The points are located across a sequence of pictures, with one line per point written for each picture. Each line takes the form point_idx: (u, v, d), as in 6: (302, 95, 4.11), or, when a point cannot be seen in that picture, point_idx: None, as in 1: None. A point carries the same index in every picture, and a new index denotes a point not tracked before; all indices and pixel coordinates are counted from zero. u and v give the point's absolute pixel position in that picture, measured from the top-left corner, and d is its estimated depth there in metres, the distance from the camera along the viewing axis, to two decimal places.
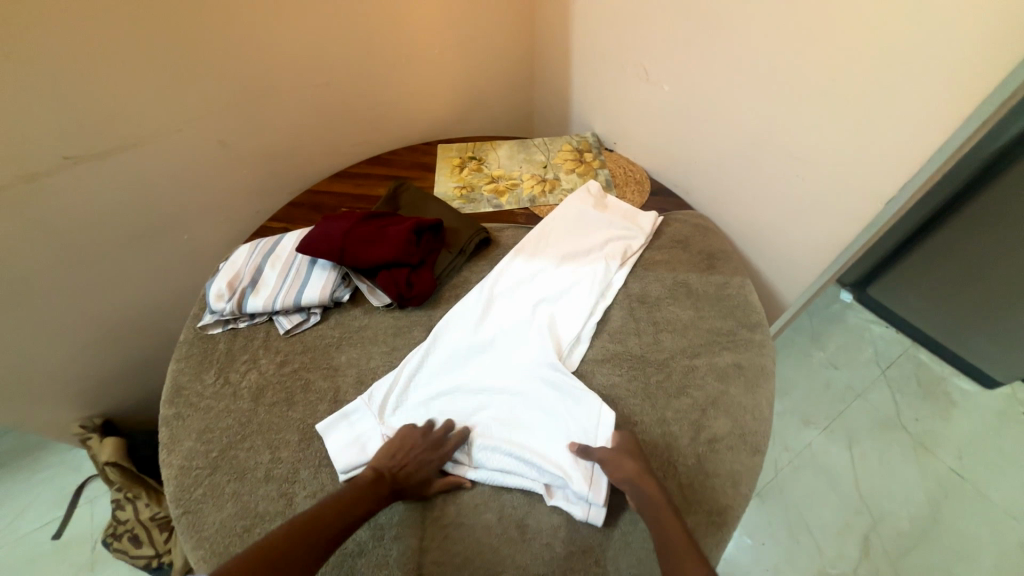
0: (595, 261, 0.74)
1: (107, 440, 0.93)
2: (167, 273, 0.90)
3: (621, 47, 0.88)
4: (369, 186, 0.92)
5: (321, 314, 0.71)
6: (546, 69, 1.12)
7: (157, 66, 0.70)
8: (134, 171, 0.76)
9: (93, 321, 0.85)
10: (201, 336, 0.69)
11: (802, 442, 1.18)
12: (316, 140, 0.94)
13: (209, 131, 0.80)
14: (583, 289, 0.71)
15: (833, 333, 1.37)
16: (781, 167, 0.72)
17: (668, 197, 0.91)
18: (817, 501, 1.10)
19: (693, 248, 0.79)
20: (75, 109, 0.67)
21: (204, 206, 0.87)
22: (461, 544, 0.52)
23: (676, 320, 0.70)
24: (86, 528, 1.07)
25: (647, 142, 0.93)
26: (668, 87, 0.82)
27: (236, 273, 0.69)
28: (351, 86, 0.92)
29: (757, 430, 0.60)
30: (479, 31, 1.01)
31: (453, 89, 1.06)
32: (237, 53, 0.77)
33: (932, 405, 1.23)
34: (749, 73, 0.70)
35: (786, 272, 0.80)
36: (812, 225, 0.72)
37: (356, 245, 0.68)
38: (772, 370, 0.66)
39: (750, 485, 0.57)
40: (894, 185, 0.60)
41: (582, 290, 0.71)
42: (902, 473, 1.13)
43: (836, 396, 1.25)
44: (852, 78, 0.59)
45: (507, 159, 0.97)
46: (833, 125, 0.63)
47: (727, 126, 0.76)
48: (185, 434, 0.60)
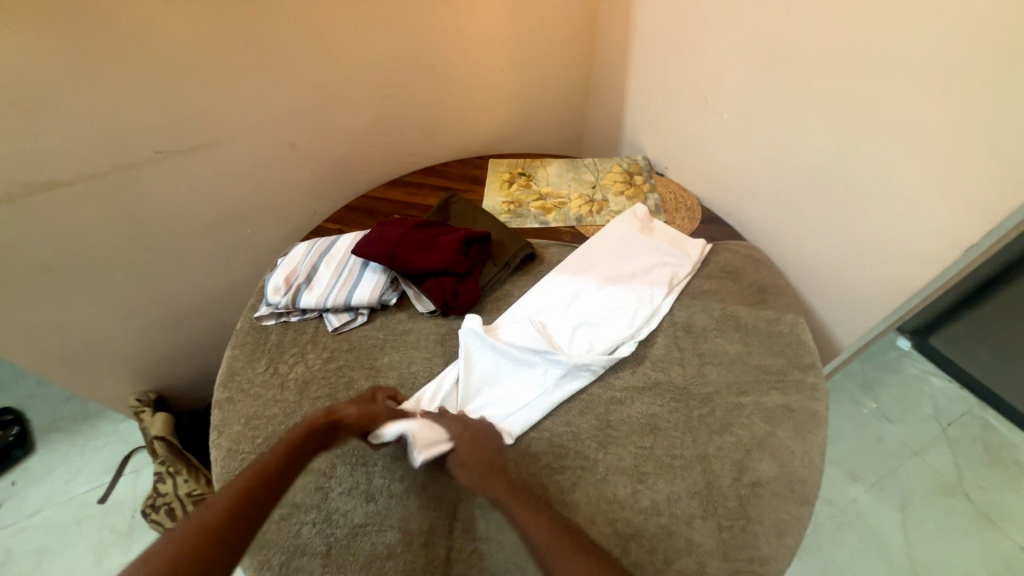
0: (640, 287, 0.73)
1: (158, 415, 0.99)
2: (229, 264, 0.96)
3: (680, 74, 0.88)
4: (421, 195, 0.95)
5: (368, 315, 0.73)
6: (602, 91, 1.13)
7: (243, 73, 0.77)
8: (212, 167, 0.82)
9: (159, 303, 0.92)
10: (255, 327, 0.72)
11: (846, 496, 1.10)
12: (376, 148, 0.99)
13: (281, 134, 0.86)
14: (626, 313, 0.70)
15: (889, 382, 1.27)
16: (844, 203, 0.69)
17: (720, 225, 0.89)
18: (860, 563, 1.01)
19: (744, 280, 0.77)
20: (171, 109, 0.74)
21: (268, 204, 0.93)
22: (488, 560, 0.51)
23: (723, 353, 0.68)
24: (129, 496, 1.13)
25: (701, 169, 0.91)
26: (728, 116, 0.81)
27: (293, 269, 0.73)
28: (414, 99, 0.96)
29: (806, 478, 0.57)
30: (539, 52, 1.04)
31: (509, 106, 1.09)
32: (314, 64, 0.82)
33: (1000, 473, 1.12)
34: (815, 107, 0.68)
35: (843, 314, 0.76)
36: (876, 266, 0.68)
37: (407, 251, 0.70)
38: (825, 415, 0.63)
39: (796, 537, 0.53)
40: (973, 231, 0.57)
41: (624, 314, 0.70)
42: (961, 545, 1.03)
43: (888, 450, 1.16)
44: (929, 118, 0.57)
45: (556, 177, 0.98)
46: (905, 165, 0.61)
47: (788, 157, 0.74)
48: (235, 418, 0.63)
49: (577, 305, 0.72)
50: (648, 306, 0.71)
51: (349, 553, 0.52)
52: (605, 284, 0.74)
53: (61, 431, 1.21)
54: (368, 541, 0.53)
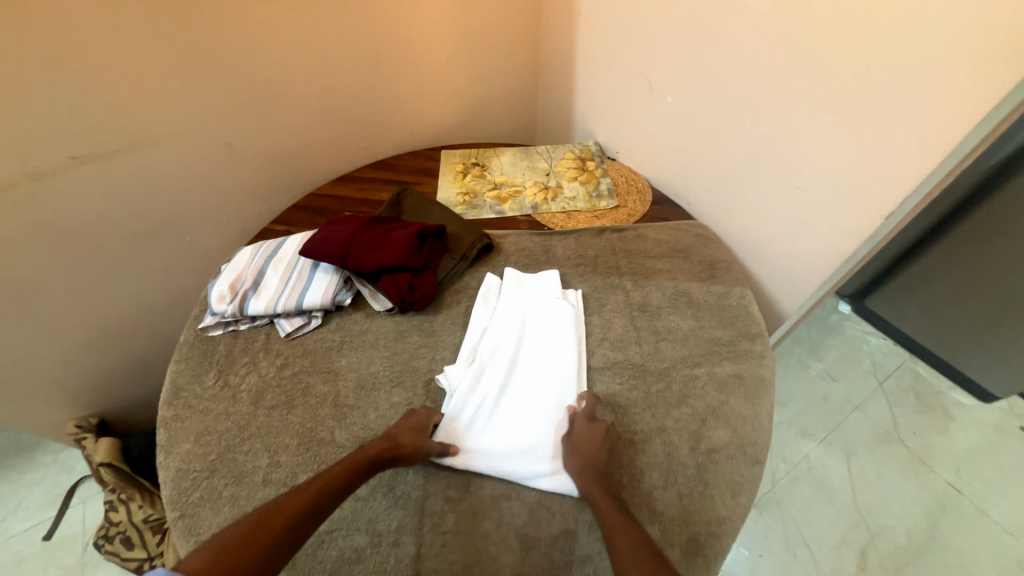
0: (564, 312, 0.70)
1: (102, 440, 0.93)
2: (168, 274, 0.90)
3: (625, 58, 0.89)
4: (371, 190, 0.93)
5: (322, 318, 0.71)
6: (550, 77, 1.13)
7: (166, 69, 0.71)
8: (139, 171, 0.76)
9: (90, 322, 0.85)
10: (201, 338, 0.68)
11: (799, 454, 1.18)
12: (320, 143, 0.95)
13: (215, 133, 0.81)
14: (563, 338, 0.67)
15: (832, 344, 1.37)
16: (782, 179, 0.73)
17: (670, 206, 0.91)
18: (815, 514, 1.09)
19: (694, 257, 0.80)
20: (81, 109, 0.67)
21: (206, 208, 0.87)
22: (459, 552, 0.51)
23: (677, 329, 0.70)
24: (77, 529, 1.06)
25: (649, 153, 0.93)
26: (672, 98, 0.83)
27: (238, 275, 0.69)
28: (357, 91, 0.93)
29: (757, 440, 0.60)
30: (485, 40, 1.02)
31: (458, 96, 1.07)
32: (245, 56, 0.77)
33: (930, 419, 1.23)
34: (750, 88, 0.71)
35: (785, 283, 0.81)
36: (813, 237, 0.72)
37: (358, 249, 0.68)
38: (773, 380, 0.66)
39: (750, 496, 0.57)
40: (894, 200, 0.61)
41: (563, 339, 0.67)
42: (900, 488, 1.13)
43: (834, 407, 1.25)
44: (853, 94, 0.60)
45: (510, 166, 0.97)
46: (837, 141, 0.64)
47: (729, 137, 0.77)
48: (183, 436, 0.60)
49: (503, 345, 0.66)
50: (575, 325, 0.69)
51: (316, 561, 0.50)
52: (527, 315, 0.70)
53: None
54: (335, 547, 0.51)
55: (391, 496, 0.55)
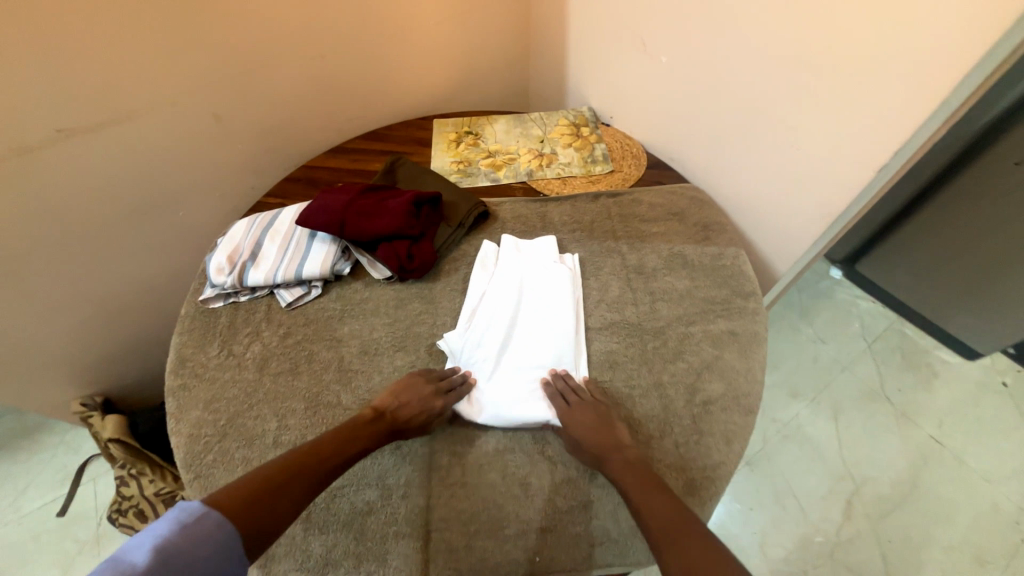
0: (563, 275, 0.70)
1: (108, 418, 0.94)
2: (163, 251, 0.90)
3: (619, 18, 0.87)
4: (364, 160, 0.92)
5: (322, 287, 0.71)
6: (542, 42, 1.10)
7: (147, 36, 0.69)
8: (127, 144, 0.75)
9: (88, 301, 0.85)
10: (202, 310, 0.69)
11: (790, 413, 1.22)
12: (310, 114, 0.93)
13: (201, 105, 0.79)
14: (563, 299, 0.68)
15: (823, 308, 1.40)
16: (776, 139, 0.73)
17: (665, 170, 0.91)
18: (805, 469, 1.14)
19: (689, 220, 0.80)
20: (61, 80, 0.65)
21: (197, 182, 0.86)
22: (466, 502, 0.54)
23: (673, 289, 0.72)
24: (90, 504, 1.09)
25: (643, 116, 0.93)
26: (666, 59, 0.82)
27: (236, 247, 0.69)
28: (345, 58, 0.91)
29: (750, 391, 0.62)
30: (475, 2, 0.99)
31: (449, 63, 1.05)
32: (228, 22, 0.75)
33: (915, 376, 1.27)
34: (744, 46, 0.70)
35: (779, 244, 0.82)
36: (806, 196, 0.73)
37: (355, 218, 0.68)
38: (765, 335, 0.68)
39: (743, 443, 0.59)
40: (885, 155, 0.61)
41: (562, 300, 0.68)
42: (886, 442, 1.17)
43: (824, 368, 1.29)
44: (846, 47, 0.59)
45: (504, 133, 0.96)
46: (831, 97, 0.64)
47: (724, 97, 0.76)
48: (193, 403, 0.61)
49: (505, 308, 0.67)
50: (571, 287, 0.69)
51: (330, 514, 0.53)
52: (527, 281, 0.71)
53: None
54: (347, 500, 0.54)
55: (398, 454, 0.57)
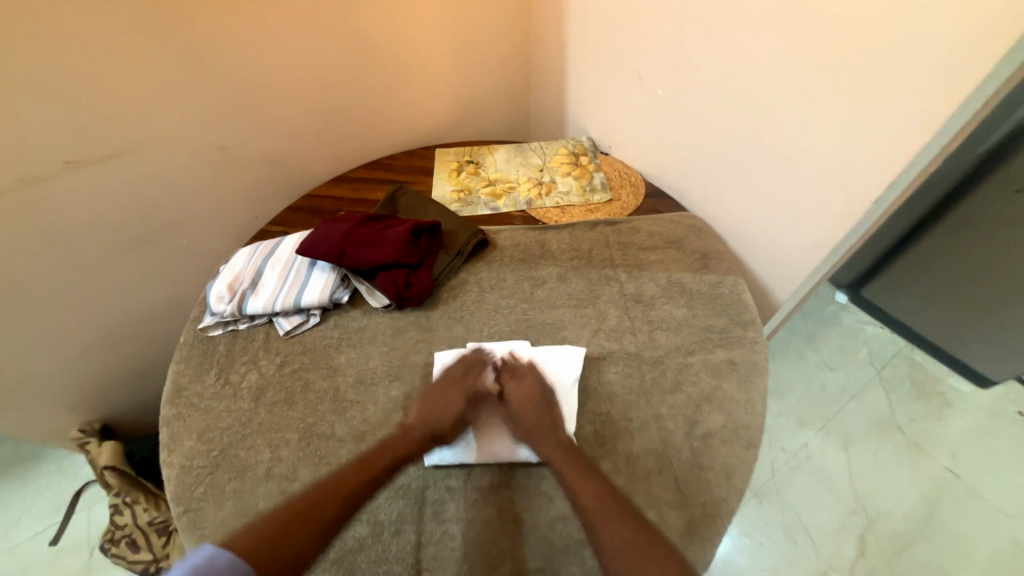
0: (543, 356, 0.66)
1: (105, 444, 0.94)
2: (167, 277, 0.91)
3: (615, 52, 0.90)
4: (367, 189, 0.93)
5: (320, 316, 0.72)
6: (542, 75, 1.14)
7: (158, 72, 0.72)
8: (135, 174, 0.77)
9: (92, 325, 0.86)
10: (201, 338, 0.69)
11: (798, 443, 1.19)
12: (315, 144, 0.96)
13: (209, 136, 0.82)
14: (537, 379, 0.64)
15: (829, 334, 1.38)
16: (771, 167, 0.74)
17: (663, 199, 0.92)
18: (815, 502, 1.10)
19: (687, 248, 0.81)
20: (78, 112, 0.68)
21: (203, 210, 0.88)
22: (458, 539, 0.52)
23: (671, 318, 0.71)
24: (83, 533, 1.07)
25: (641, 146, 0.94)
26: (661, 91, 0.84)
27: (237, 276, 0.70)
28: (350, 92, 0.94)
29: (751, 424, 0.61)
30: (477, 38, 1.03)
31: (451, 95, 1.08)
32: (237, 59, 0.78)
33: (927, 406, 1.24)
34: (737, 79, 0.72)
35: (779, 272, 0.81)
36: (803, 224, 0.73)
37: (354, 247, 0.69)
38: (766, 366, 0.67)
39: (744, 479, 0.57)
40: (880, 184, 0.62)
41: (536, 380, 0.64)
42: (898, 474, 1.14)
43: (831, 397, 1.26)
44: (835, 82, 0.61)
45: (504, 163, 0.98)
46: (824, 128, 0.65)
47: (719, 126, 0.78)
48: (186, 434, 0.61)
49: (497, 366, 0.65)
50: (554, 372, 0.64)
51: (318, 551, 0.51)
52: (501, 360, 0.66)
53: None
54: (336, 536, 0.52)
55: (390, 488, 0.56)
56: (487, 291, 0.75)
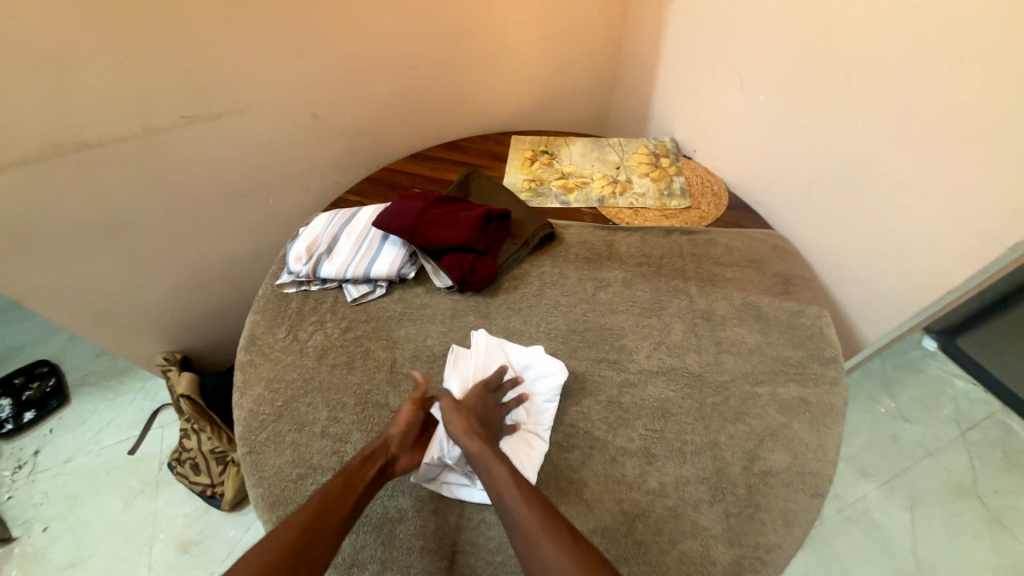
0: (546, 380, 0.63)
1: (183, 375, 1.02)
2: (251, 231, 0.97)
3: (717, 51, 0.84)
4: (442, 169, 0.95)
5: (386, 288, 0.74)
6: (631, 67, 1.09)
7: (270, 40, 0.77)
8: (237, 134, 0.83)
9: (183, 267, 0.94)
10: (276, 294, 0.74)
11: (856, 493, 1.09)
12: (397, 120, 0.97)
13: (305, 104, 0.86)
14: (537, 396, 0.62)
15: (909, 382, 1.24)
16: (882, 196, 0.66)
17: (747, 213, 0.86)
18: (865, 560, 1.01)
19: (769, 269, 0.75)
20: (196, 72, 0.74)
21: (290, 173, 0.93)
22: (495, 529, 0.53)
23: (741, 342, 0.67)
24: (155, 449, 1.19)
25: (730, 153, 0.88)
26: (764, 97, 0.78)
27: (315, 239, 0.73)
28: (437, 72, 0.95)
29: (818, 470, 0.56)
30: (568, 27, 1.01)
31: (534, 81, 1.06)
32: (340, 31, 0.81)
33: (1019, 480, 1.09)
34: (858, 93, 0.65)
35: (871, 310, 0.74)
36: (910, 261, 0.66)
37: (427, 226, 0.70)
38: (844, 411, 0.62)
39: (804, 528, 0.53)
40: (1020, 229, 0.54)
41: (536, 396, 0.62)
42: (971, 549, 1.02)
43: (903, 451, 1.14)
44: (979, 109, 0.54)
45: (580, 156, 0.96)
46: (959, 159, 0.57)
47: (826, 143, 0.71)
48: (256, 380, 0.65)
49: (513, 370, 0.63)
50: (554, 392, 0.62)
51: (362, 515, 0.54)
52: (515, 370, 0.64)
53: (92, 386, 1.27)
54: (381, 504, 0.55)
55: (424, 478, 0.56)
56: (549, 286, 0.74)
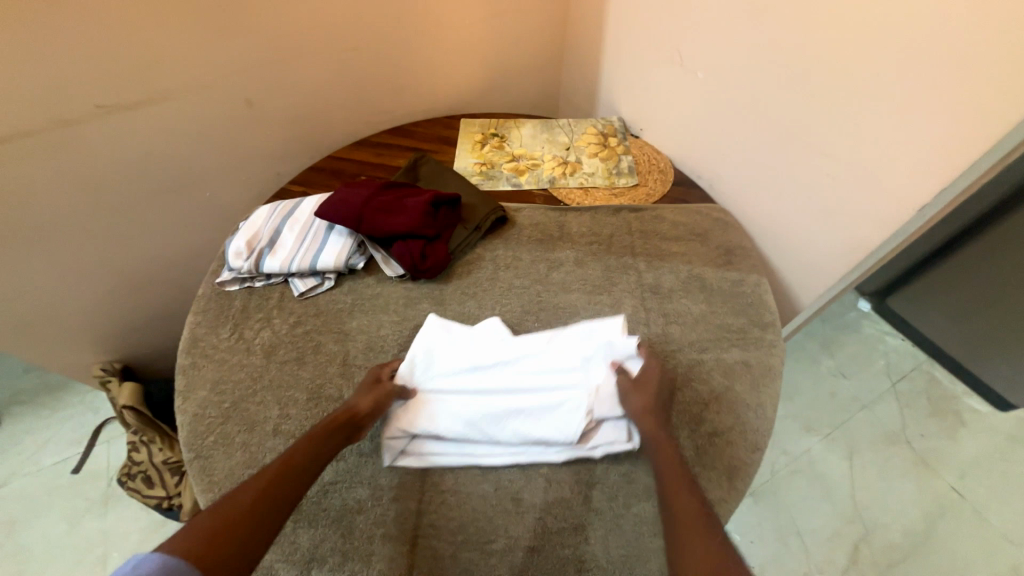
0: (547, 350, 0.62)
1: (125, 385, 0.97)
2: (188, 228, 0.92)
3: (658, 28, 0.85)
4: (389, 155, 0.92)
5: (335, 279, 0.72)
6: (577, 47, 1.09)
7: (190, 21, 0.71)
8: (163, 124, 0.77)
9: (115, 271, 0.88)
10: (218, 292, 0.70)
11: (801, 447, 1.17)
12: (339, 105, 0.94)
13: (237, 90, 0.81)
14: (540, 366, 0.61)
15: (846, 342, 1.33)
16: (813, 167, 0.70)
17: (692, 189, 0.89)
18: (810, 507, 1.10)
19: (712, 242, 0.78)
20: (108, 57, 0.68)
21: (226, 165, 0.88)
22: (455, 510, 0.53)
23: (688, 312, 0.70)
24: (101, 465, 1.12)
25: (674, 130, 0.90)
26: (703, 75, 0.80)
27: (255, 233, 0.70)
28: (378, 54, 0.91)
29: (759, 427, 0.60)
30: (512, 6, 0.99)
31: (481, 63, 1.04)
32: (269, 11, 0.77)
33: (939, 424, 1.21)
34: (789, 68, 0.68)
35: (805, 275, 0.78)
36: (837, 228, 0.70)
37: (373, 214, 0.68)
38: (781, 370, 0.66)
39: (746, 482, 0.57)
40: (929, 192, 0.58)
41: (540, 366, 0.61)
42: (900, 488, 1.12)
43: (841, 405, 1.23)
44: (892, 80, 0.57)
45: (530, 138, 0.95)
46: (877, 128, 0.61)
47: (761, 116, 0.74)
48: (200, 383, 0.62)
49: (478, 339, 0.64)
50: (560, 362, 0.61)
51: (319, 509, 0.53)
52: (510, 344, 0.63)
53: (22, 405, 1.17)
54: (338, 496, 0.54)
55: (396, 453, 0.56)
56: (502, 269, 0.74)
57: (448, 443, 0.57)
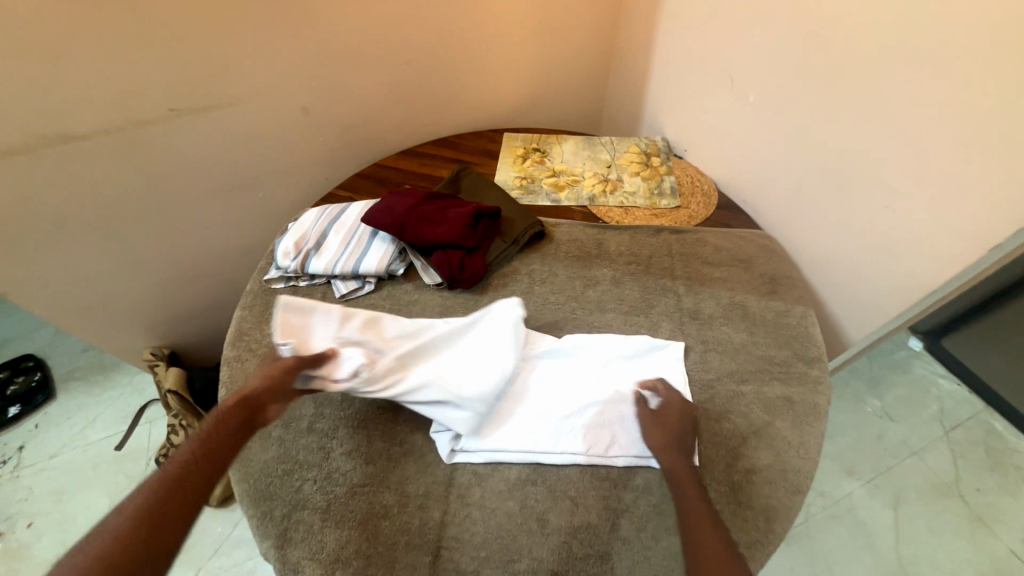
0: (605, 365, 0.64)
1: (171, 370, 1.02)
2: (241, 226, 0.96)
3: (709, 51, 0.84)
4: (433, 166, 0.94)
5: (375, 284, 0.73)
6: (624, 65, 1.09)
7: (261, 34, 0.76)
8: (226, 128, 0.82)
9: (172, 262, 0.93)
10: (264, 289, 0.73)
11: (840, 491, 1.10)
12: (389, 115, 0.97)
13: (296, 99, 0.85)
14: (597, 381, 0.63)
15: (895, 382, 1.25)
16: (869, 197, 0.67)
17: (737, 213, 0.86)
18: (848, 556, 1.03)
19: (756, 269, 0.76)
20: (185, 65, 0.73)
21: (279, 168, 0.92)
22: (480, 525, 0.53)
23: (728, 340, 0.67)
24: (142, 444, 1.18)
25: (720, 153, 0.88)
26: (754, 99, 0.78)
27: (303, 235, 0.73)
28: (429, 67, 0.94)
29: (801, 468, 0.57)
30: (561, 25, 1.01)
31: (527, 79, 1.06)
32: (330, 25, 0.81)
33: (999, 479, 1.11)
34: (848, 95, 0.65)
35: (855, 310, 0.74)
36: (894, 263, 0.67)
37: (416, 222, 0.70)
38: (827, 409, 0.62)
39: (785, 524, 0.54)
40: (1002, 229, 0.55)
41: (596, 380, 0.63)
42: (951, 545, 1.04)
43: (887, 449, 1.16)
44: (963, 112, 0.55)
45: (571, 154, 0.96)
46: (943, 160, 0.58)
47: (814, 143, 0.71)
48: (242, 375, 0.65)
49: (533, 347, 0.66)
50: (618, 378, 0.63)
51: (347, 510, 0.54)
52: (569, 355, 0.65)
53: (78, 382, 1.26)
54: (367, 500, 0.55)
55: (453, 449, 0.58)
56: (538, 284, 0.74)
57: (496, 438, 0.58)
